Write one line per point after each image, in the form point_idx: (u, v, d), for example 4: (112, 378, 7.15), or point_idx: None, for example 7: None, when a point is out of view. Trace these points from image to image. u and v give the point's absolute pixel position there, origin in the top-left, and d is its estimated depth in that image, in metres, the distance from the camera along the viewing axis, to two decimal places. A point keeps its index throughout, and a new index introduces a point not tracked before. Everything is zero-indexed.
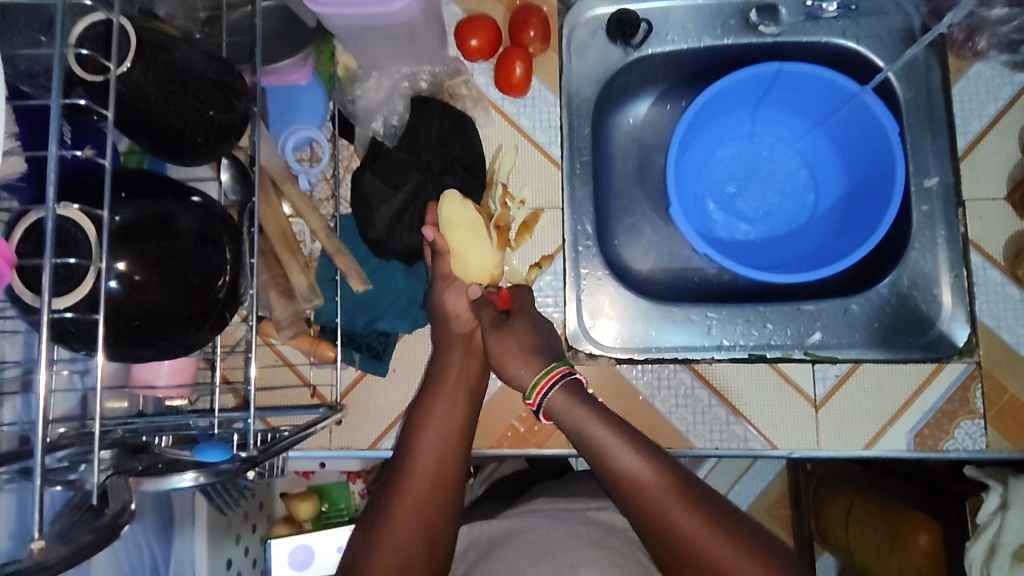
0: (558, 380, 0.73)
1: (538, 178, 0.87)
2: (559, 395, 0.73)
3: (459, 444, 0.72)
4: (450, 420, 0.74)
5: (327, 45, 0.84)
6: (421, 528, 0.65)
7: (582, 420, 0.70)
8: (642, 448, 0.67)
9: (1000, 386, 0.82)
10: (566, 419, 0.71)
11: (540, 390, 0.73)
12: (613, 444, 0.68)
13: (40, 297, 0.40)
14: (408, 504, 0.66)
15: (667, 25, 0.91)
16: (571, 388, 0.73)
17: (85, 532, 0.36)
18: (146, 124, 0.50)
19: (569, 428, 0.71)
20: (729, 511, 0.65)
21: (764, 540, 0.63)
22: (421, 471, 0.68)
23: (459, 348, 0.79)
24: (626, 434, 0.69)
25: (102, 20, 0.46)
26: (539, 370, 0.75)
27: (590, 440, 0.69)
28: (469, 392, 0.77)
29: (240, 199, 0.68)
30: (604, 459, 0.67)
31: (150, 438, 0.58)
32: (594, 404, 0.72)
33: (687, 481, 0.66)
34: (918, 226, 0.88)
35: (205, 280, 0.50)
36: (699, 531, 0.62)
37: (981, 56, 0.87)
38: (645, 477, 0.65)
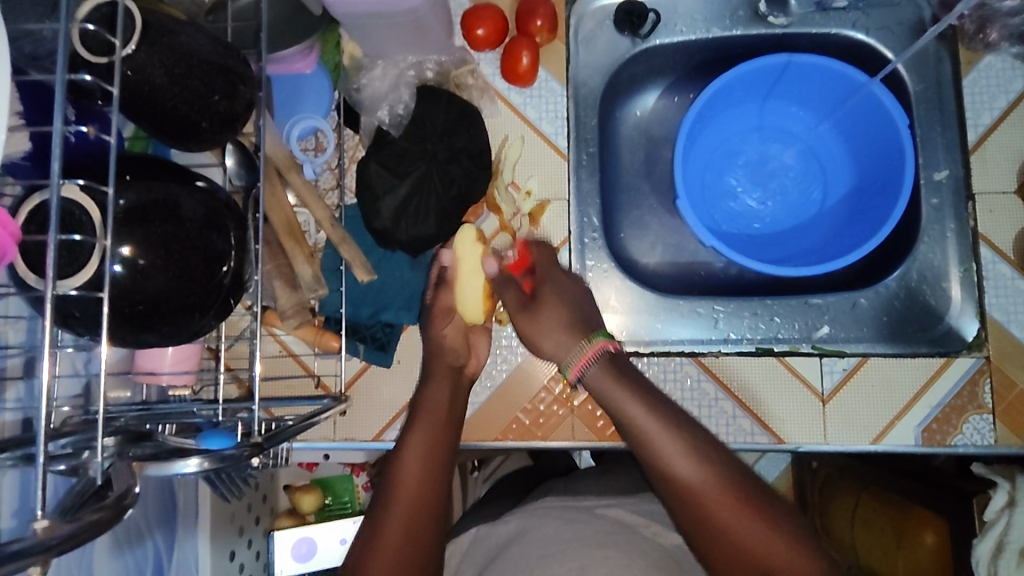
0: (597, 354, 0.74)
1: (543, 169, 0.86)
2: (600, 368, 0.73)
3: (445, 455, 0.73)
4: (440, 435, 0.74)
5: (333, 34, 0.83)
6: (408, 539, 0.64)
7: (618, 396, 0.71)
8: (677, 428, 0.67)
9: (1009, 381, 0.81)
10: (603, 395, 0.72)
11: (577, 368, 0.74)
12: (646, 421, 0.68)
13: (44, 280, 0.40)
14: (400, 507, 0.66)
15: (675, 15, 0.91)
16: (612, 362, 0.74)
17: (88, 512, 0.35)
18: (151, 108, 0.49)
19: (606, 404, 0.72)
20: (760, 491, 0.64)
21: (794, 522, 0.63)
22: (410, 467, 0.70)
23: (448, 377, 0.79)
24: (662, 411, 0.69)
25: (107, 2, 0.46)
26: (581, 341, 0.75)
27: (624, 416, 0.69)
28: (455, 415, 0.78)
29: (245, 184, 0.68)
30: (638, 436, 0.68)
31: (154, 425, 0.58)
32: (629, 378, 0.72)
33: (719, 463, 0.65)
34: (928, 219, 0.87)
35: (209, 265, 0.49)
36: (723, 510, 0.62)
37: (992, 48, 0.86)
38: (677, 457, 0.65)
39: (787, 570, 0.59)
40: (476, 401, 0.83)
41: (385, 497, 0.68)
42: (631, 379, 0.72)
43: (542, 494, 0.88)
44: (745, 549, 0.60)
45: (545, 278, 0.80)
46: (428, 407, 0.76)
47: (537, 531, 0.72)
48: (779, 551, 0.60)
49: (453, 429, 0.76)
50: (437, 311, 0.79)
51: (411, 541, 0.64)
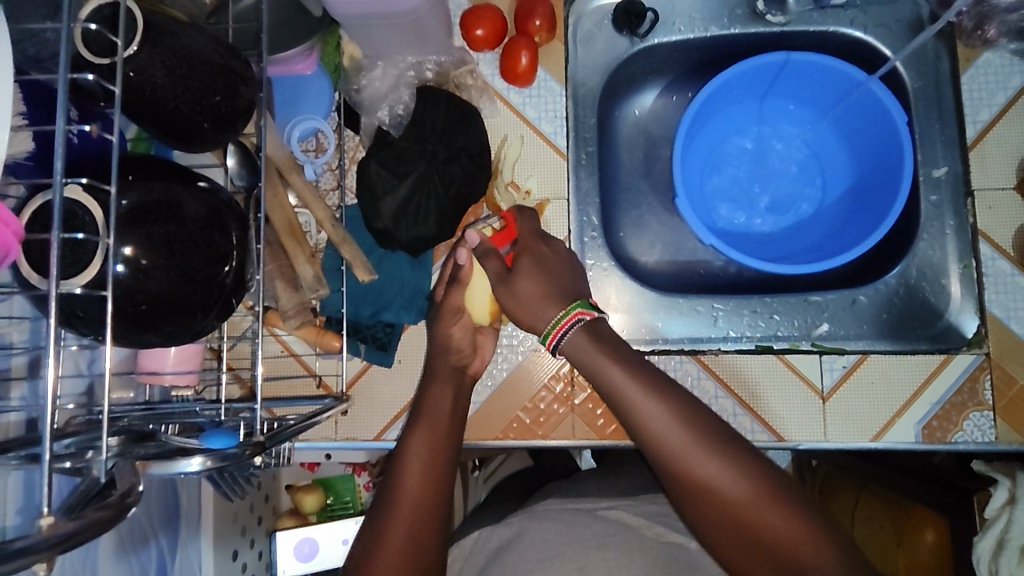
0: (575, 321, 0.73)
1: (542, 169, 0.87)
2: (578, 335, 0.72)
3: (443, 453, 0.73)
4: (438, 430, 0.74)
5: (333, 35, 0.83)
6: (411, 540, 0.65)
7: (600, 365, 0.70)
8: (665, 400, 0.67)
9: (1009, 377, 0.81)
10: (587, 363, 0.72)
11: (554, 336, 0.73)
12: (632, 392, 0.68)
13: (47, 280, 0.40)
14: (402, 509, 0.67)
15: (673, 15, 0.91)
16: (589, 331, 0.73)
17: (92, 510, 0.36)
18: (152, 109, 0.50)
19: (590, 372, 0.71)
20: (750, 456, 0.66)
21: (783, 483, 0.64)
22: (411, 466, 0.71)
23: (450, 378, 0.79)
24: (648, 381, 0.68)
25: (109, 4, 0.46)
26: (560, 309, 0.74)
27: (609, 387, 0.69)
28: (457, 421, 0.77)
29: (247, 185, 0.68)
30: (626, 408, 0.68)
31: (156, 425, 0.58)
32: (615, 351, 0.71)
33: (705, 430, 0.66)
34: (927, 216, 0.88)
35: (211, 264, 0.50)
36: (711, 479, 0.63)
37: (990, 44, 0.86)
38: (665, 428, 0.66)
39: (793, 549, 0.60)
40: (477, 400, 0.84)
41: (385, 501, 0.68)
42: (611, 347, 0.71)
43: (544, 496, 0.88)
44: (752, 529, 0.62)
45: (524, 250, 0.78)
46: (432, 410, 0.76)
47: (538, 532, 0.72)
48: (768, 515, 0.62)
49: (456, 428, 0.76)
50: (445, 311, 0.79)
51: (413, 543, 0.65)
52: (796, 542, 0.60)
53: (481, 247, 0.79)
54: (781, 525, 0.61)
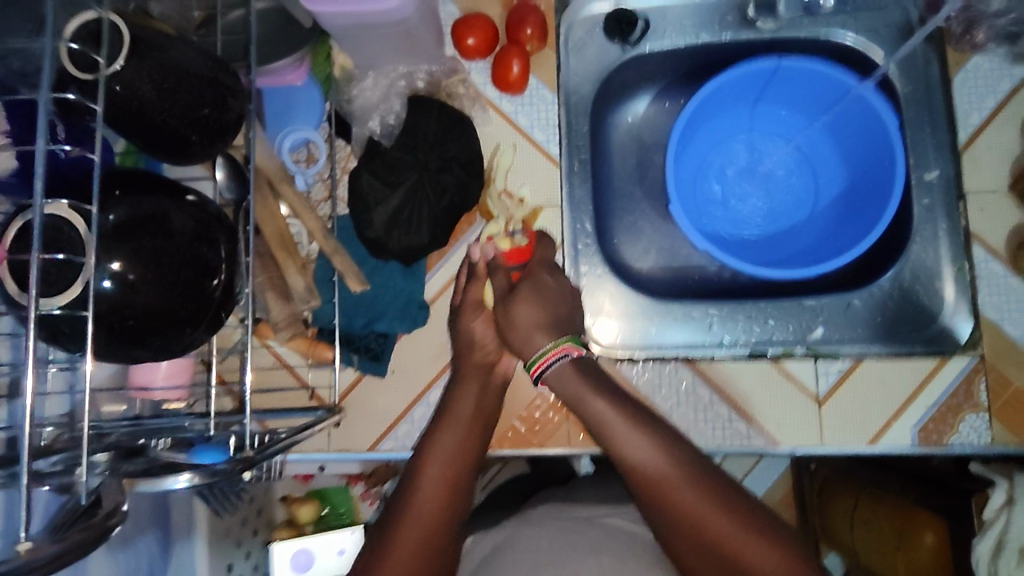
0: (563, 355, 0.74)
1: (537, 177, 0.87)
2: (565, 367, 0.74)
3: (470, 457, 0.73)
4: (468, 433, 0.75)
5: (324, 46, 0.84)
6: (424, 545, 0.65)
7: (583, 397, 0.72)
8: (647, 432, 0.68)
9: (1003, 379, 0.81)
10: (570, 395, 0.73)
11: (538, 366, 0.74)
12: (614, 422, 0.69)
13: (28, 295, 0.40)
14: (420, 512, 0.67)
15: (664, 22, 0.91)
16: (576, 366, 0.74)
17: (76, 529, 0.36)
18: (140, 122, 0.49)
19: (573, 405, 0.73)
20: (730, 487, 0.66)
21: (764, 514, 0.64)
22: (434, 463, 0.71)
23: (475, 379, 0.79)
24: (630, 413, 0.70)
25: (93, 19, 0.45)
26: (549, 340, 0.75)
27: (591, 419, 0.71)
28: (482, 420, 0.77)
29: (235, 197, 0.67)
30: (607, 438, 0.69)
31: (148, 440, 0.58)
32: (598, 382, 0.73)
33: (686, 459, 0.66)
34: (919, 220, 0.87)
35: (200, 278, 0.50)
36: (693, 505, 0.63)
37: (979, 49, 0.87)
38: (647, 455, 0.66)
39: None
40: None
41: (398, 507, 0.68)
42: (595, 380, 0.73)
43: (540, 502, 0.88)
44: (739, 562, 0.61)
45: (529, 276, 0.80)
46: (459, 412, 0.76)
47: (530, 539, 0.72)
48: (750, 543, 0.61)
49: (479, 428, 0.77)
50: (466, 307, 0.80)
51: (428, 543, 0.65)
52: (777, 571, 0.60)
53: (494, 260, 0.82)
54: (764, 557, 0.60)
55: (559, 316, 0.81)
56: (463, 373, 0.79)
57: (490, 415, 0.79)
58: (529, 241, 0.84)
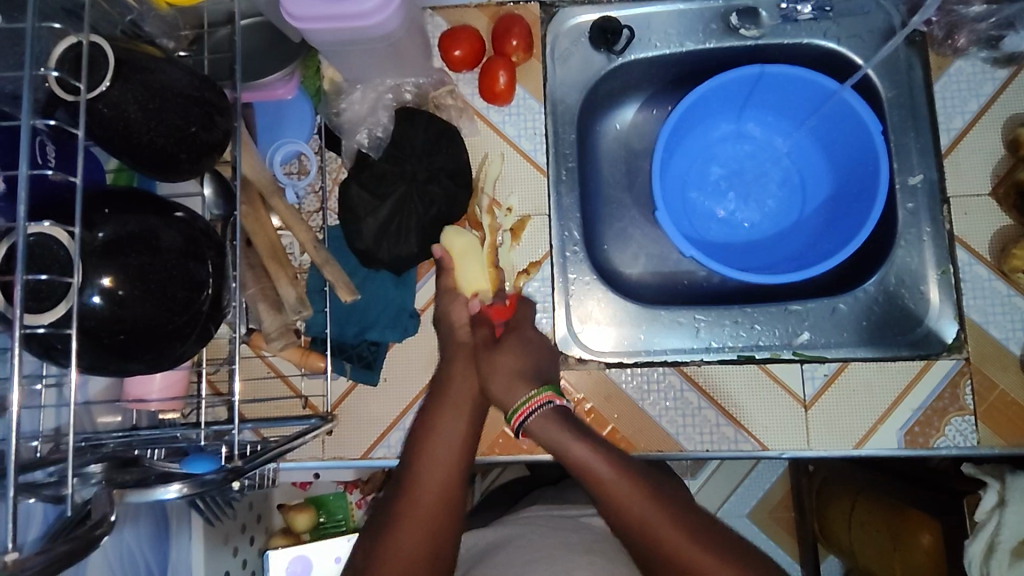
0: (538, 407, 0.76)
1: (524, 186, 0.88)
2: (542, 418, 0.76)
3: (463, 448, 0.76)
4: (464, 420, 0.78)
5: (313, 60, 0.85)
6: (425, 536, 0.68)
7: (565, 443, 0.73)
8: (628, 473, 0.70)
9: (989, 382, 0.82)
10: (552, 441, 0.74)
11: (520, 414, 0.77)
12: (600, 467, 0.70)
13: (11, 308, 0.41)
14: (418, 508, 0.70)
15: (650, 31, 0.92)
16: (557, 413, 0.76)
17: (64, 540, 0.37)
18: (128, 142, 0.51)
19: (554, 451, 0.74)
20: (713, 527, 0.68)
21: (746, 550, 0.66)
22: (431, 456, 0.75)
23: (463, 355, 0.82)
24: (611, 454, 0.72)
25: (75, 44, 0.47)
26: (529, 390, 0.78)
27: (573, 464, 0.72)
28: (479, 403, 0.80)
29: (223, 213, 0.68)
30: (591, 482, 0.70)
31: (142, 451, 0.60)
32: (575, 426, 0.75)
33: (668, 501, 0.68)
34: (904, 224, 0.88)
35: (190, 293, 0.51)
36: (681, 545, 0.65)
37: (961, 53, 0.88)
38: (631, 496, 0.68)
39: None
40: None
41: (396, 506, 0.70)
42: (575, 426, 0.75)
43: (532, 503, 0.89)
44: None
45: (513, 329, 0.84)
46: (452, 401, 0.79)
47: (521, 539, 0.73)
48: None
49: (478, 411, 0.80)
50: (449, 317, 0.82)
51: (428, 536, 0.68)
52: None
53: (478, 315, 0.84)
54: None
55: (536, 336, 0.84)
56: (458, 362, 0.81)
57: (485, 397, 0.81)
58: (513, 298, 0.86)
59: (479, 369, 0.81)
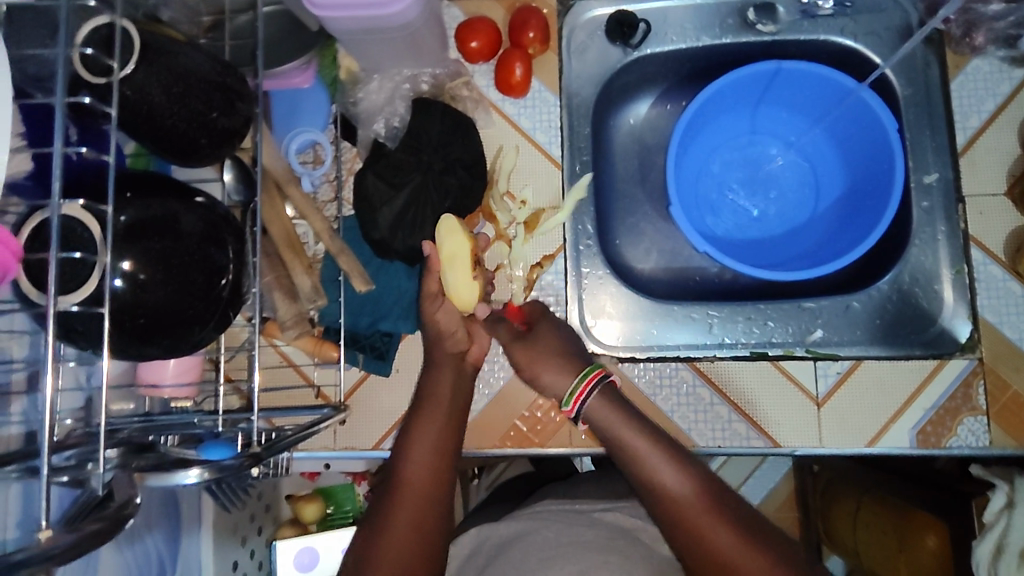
0: (596, 385, 0.76)
1: (538, 178, 0.88)
2: (598, 400, 0.75)
3: (447, 449, 0.73)
4: (442, 436, 0.74)
5: (329, 49, 0.85)
6: (412, 537, 0.65)
7: (621, 430, 0.73)
8: (683, 465, 0.69)
9: (1002, 382, 0.82)
10: (605, 429, 0.74)
11: (578, 397, 0.76)
12: (653, 457, 0.70)
13: (45, 295, 0.41)
14: (405, 510, 0.67)
15: (666, 25, 0.92)
16: (611, 397, 0.76)
17: (97, 521, 0.37)
18: (150, 126, 0.51)
19: (607, 437, 0.74)
20: (760, 525, 0.66)
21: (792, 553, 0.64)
22: (416, 453, 0.72)
23: (451, 365, 0.79)
24: (665, 444, 0.71)
25: (106, 24, 0.47)
26: (578, 374, 0.77)
27: (626, 452, 0.71)
28: (458, 402, 0.78)
29: (243, 199, 0.70)
30: (643, 472, 0.69)
31: (157, 437, 0.60)
32: (631, 414, 0.74)
33: (720, 496, 0.67)
34: (919, 222, 0.88)
35: (209, 279, 0.51)
36: (728, 543, 0.63)
37: (979, 52, 0.87)
38: (681, 491, 0.67)
39: None
40: (474, 408, 0.85)
41: (386, 506, 0.67)
42: (630, 412, 0.75)
43: (542, 498, 0.89)
44: None
45: (543, 315, 0.84)
46: (430, 402, 0.76)
47: (534, 535, 0.73)
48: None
49: (458, 409, 0.77)
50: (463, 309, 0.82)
51: (416, 535, 0.65)
52: None
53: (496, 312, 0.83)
54: None
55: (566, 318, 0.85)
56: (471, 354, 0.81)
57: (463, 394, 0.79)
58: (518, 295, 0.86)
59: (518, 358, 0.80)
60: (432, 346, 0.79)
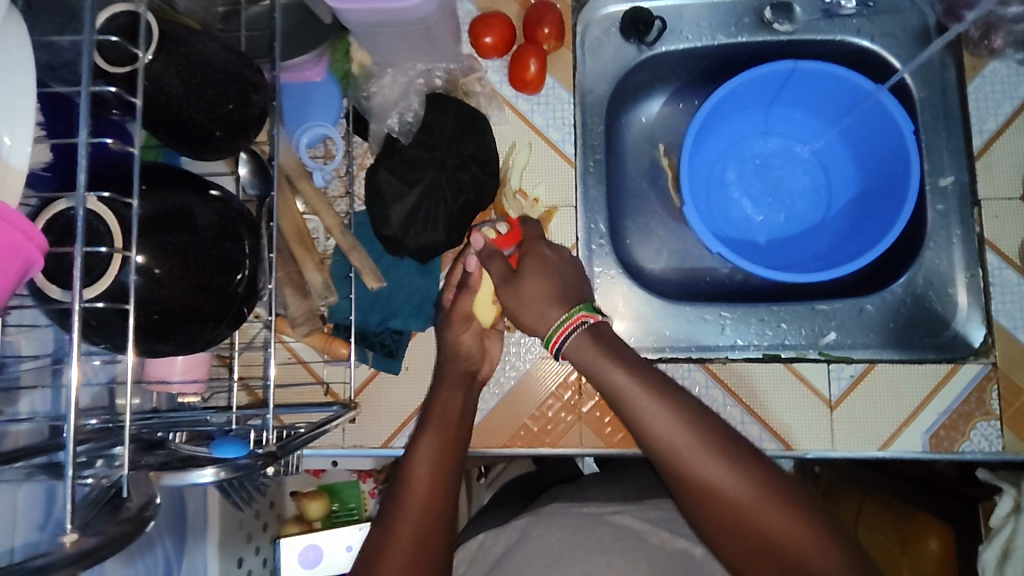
0: (579, 324, 0.70)
1: (550, 176, 0.87)
2: (581, 338, 0.70)
3: (450, 459, 0.71)
4: (445, 446, 0.72)
5: (342, 42, 0.83)
6: (416, 546, 0.63)
7: (603, 368, 0.68)
8: (668, 401, 0.64)
9: (1016, 387, 0.81)
10: (589, 368, 0.69)
11: (556, 340, 0.71)
12: (636, 396, 0.65)
13: (68, 293, 0.40)
14: (407, 516, 0.65)
15: (681, 23, 0.91)
16: (593, 334, 0.70)
17: (111, 524, 0.36)
18: (167, 118, 0.49)
19: (595, 377, 0.69)
20: (753, 457, 0.63)
21: (795, 488, 0.62)
22: (420, 462, 0.70)
23: (461, 384, 0.78)
24: (650, 378, 0.66)
25: (124, 12, 0.46)
26: (564, 311, 0.72)
27: (611, 390, 0.67)
28: (466, 419, 0.77)
29: (259, 193, 0.69)
30: (628, 411, 0.65)
31: (166, 434, 0.59)
32: (616, 350, 0.69)
33: (711, 430, 0.63)
34: (934, 225, 0.87)
35: (225, 274, 0.50)
36: (718, 481, 0.61)
37: (997, 54, 0.87)
38: (676, 438, 0.62)
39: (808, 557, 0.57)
40: (483, 408, 0.84)
41: (391, 513, 0.66)
42: (614, 348, 0.69)
43: (550, 499, 0.88)
44: (764, 533, 0.59)
45: (529, 251, 0.77)
46: (437, 414, 0.75)
47: (544, 536, 0.72)
48: (785, 524, 0.59)
49: (464, 427, 0.76)
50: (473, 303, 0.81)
51: (420, 543, 0.63)
52: (802, 544, 0.58)
53: (485, 249, 0.78)
54: (789, 529, 0.58)
55: (566, 262, 0.77)
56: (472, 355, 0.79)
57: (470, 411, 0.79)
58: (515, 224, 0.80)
59: (506, 300, 0.75)
60: (447, 348, 0.79)
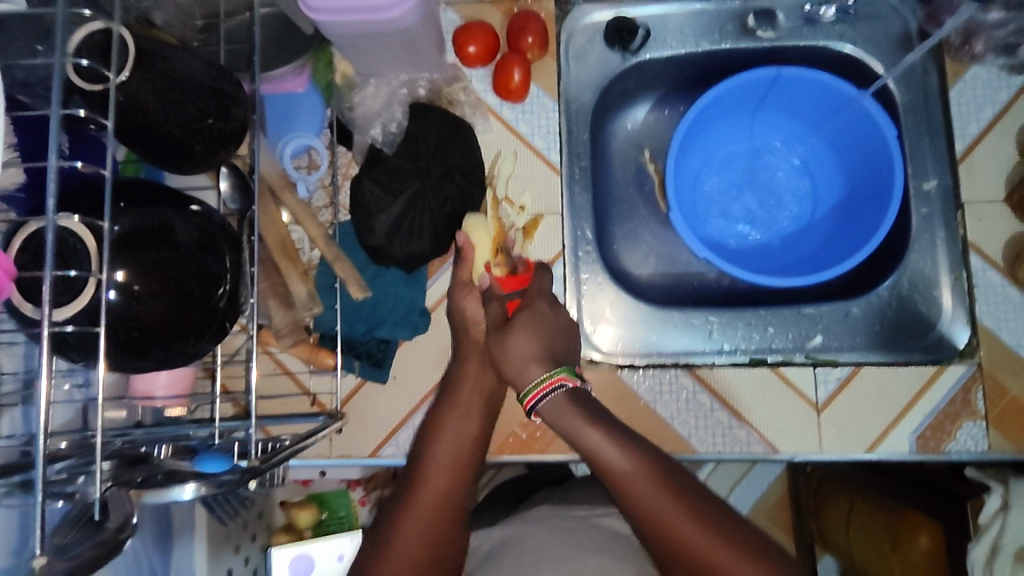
0: (556, 387, 0.71)
1: (536, 185, 0.87)
2: (559, 400, 0.71)
3: (472, 451, 0.74)
4: (463, 436, 0.75)
5: (325, 53, 0.85)
6: (429, 540, 0.66)
7: (578, 428, 0.68)
8: (642, 462, 0.65)
9: (1001, 387, 0.82)
10: (564, 427, 0.70)
11: (532, 398, 0.71)
12: (610, 455, 0.66)
13: (40, 310, 0.40)
14: (420, 516, 0.67)
15: (665, 31, 0.92)
16: (571, 397, 0.71)
17: (87, 547, 0.37)
18: (147, 135, 0.49)
19: (570, 439, 0.70)
20: (729, 516, 0.63)
21: (772, 547, 0.62)
22: (438, 455, 0.73)
23: (476, 357, 0.79)
24: (622, 434, 0.68)
25: (101, 29, 0.46)
26: (543, 371, 0.72)
27: (585, 449, 0.68)
28: (489, 404, 0.79)
29: (239, 208, 0.69)
30: (599, 467, 0.66)
31: (149, 449, 0.58)
32: (589, 409, 0.70)
33: (683, 488, 0.64)
34: (918, 229, 0.88)
35: (205, 289, 0.49)
36: (696, 539, 0.60)
37: (978, 59, 0.87)
38: (651, 499, 0.63)
39: None
40: None
41: (400, 509, 0.68)
42: (590, 410, 0.70)
43: (537, 503, 0.88)
44: None
45: (527, 305, 0.78)
46: (457, 401, 0.77)
47: (528, 538, 0.73)
48: None
49: (489, 412, 0.78)
50: (459, 311, 0.81)
51: (431, 539, 0.66)
52: None
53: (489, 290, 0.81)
54: None
55: (560, 323, 0.79)
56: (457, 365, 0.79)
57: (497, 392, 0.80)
58: (526, 269, 0.84)
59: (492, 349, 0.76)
60: (462, 334, 0.81)
